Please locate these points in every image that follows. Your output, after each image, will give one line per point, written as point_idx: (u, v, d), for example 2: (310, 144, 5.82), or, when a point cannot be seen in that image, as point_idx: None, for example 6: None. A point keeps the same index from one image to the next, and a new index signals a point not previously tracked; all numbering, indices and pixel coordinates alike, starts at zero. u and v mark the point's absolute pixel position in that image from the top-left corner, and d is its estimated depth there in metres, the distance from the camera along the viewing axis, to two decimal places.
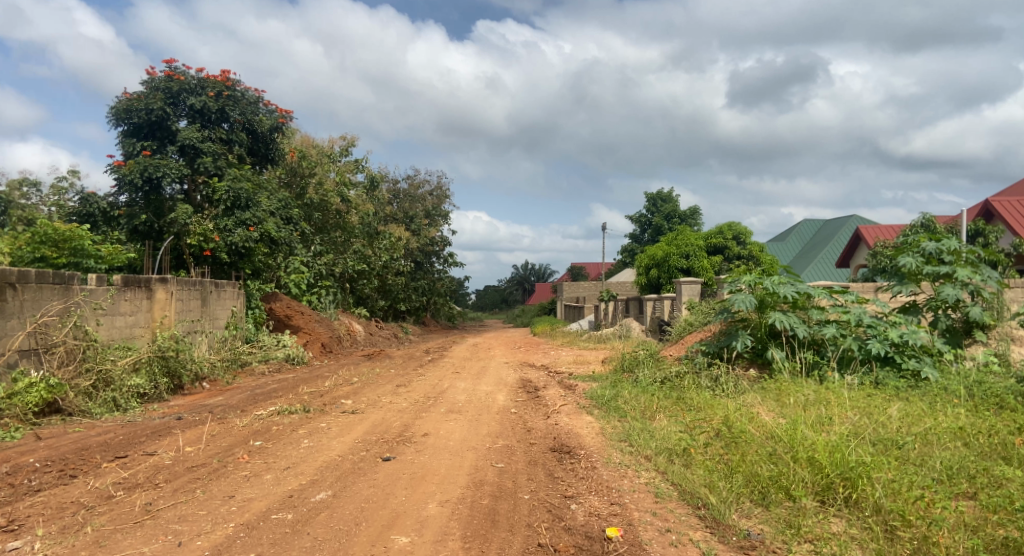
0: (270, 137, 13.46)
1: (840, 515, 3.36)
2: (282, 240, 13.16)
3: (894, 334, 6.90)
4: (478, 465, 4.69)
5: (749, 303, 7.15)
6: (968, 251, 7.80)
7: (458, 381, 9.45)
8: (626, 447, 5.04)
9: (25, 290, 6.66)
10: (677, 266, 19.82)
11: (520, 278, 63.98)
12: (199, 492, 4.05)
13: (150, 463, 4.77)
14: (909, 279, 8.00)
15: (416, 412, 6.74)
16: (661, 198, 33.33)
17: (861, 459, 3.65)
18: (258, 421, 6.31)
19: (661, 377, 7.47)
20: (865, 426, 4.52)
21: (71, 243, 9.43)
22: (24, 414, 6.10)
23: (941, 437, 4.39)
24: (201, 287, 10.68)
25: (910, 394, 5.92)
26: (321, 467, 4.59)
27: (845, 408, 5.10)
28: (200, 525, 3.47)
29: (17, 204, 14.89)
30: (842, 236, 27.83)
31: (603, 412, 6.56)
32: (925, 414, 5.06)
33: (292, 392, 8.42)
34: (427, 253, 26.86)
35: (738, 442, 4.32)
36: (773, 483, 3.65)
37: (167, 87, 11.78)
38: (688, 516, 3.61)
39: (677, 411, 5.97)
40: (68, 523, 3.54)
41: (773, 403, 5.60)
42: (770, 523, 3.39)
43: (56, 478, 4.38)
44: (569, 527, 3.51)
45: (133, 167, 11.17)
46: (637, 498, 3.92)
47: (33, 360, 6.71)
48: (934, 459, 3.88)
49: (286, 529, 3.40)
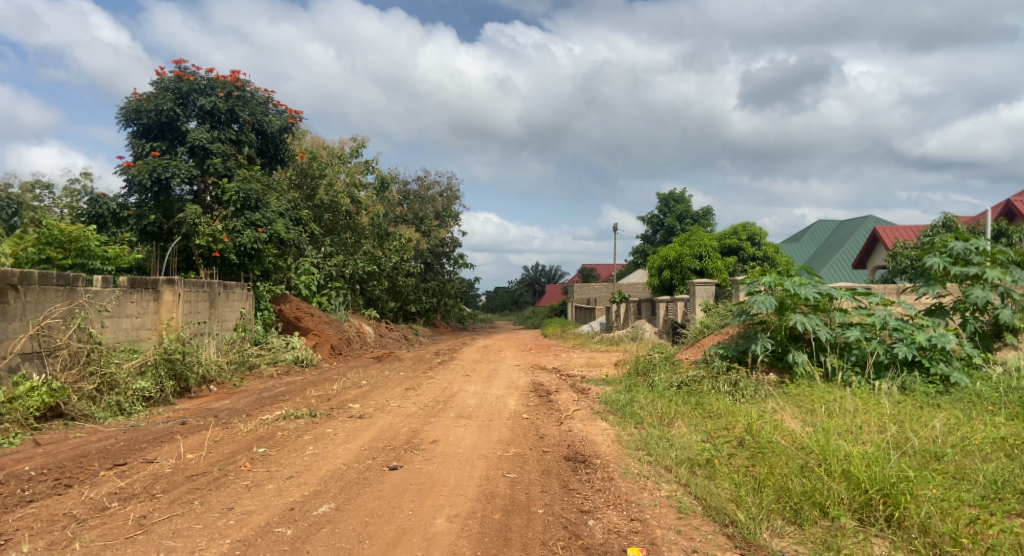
0: (281, 138, 13.32)
1: (883, 536, 3.10)
2: (291, 241, 12.98)
3: (921, 336, 6.54)
4: (489, 475, 4.47)
5: (769, 305, 6.88)
6: (997, 252, 7.47)
7: (468, 384, 9.26)
8: (644, 457, 4.80)
9: (28, 292, 6.54)
10: (690, 267, 19.54)
11: (531, 279, 63.71)
12: (196, 504, 3.85)
13: (149, 471, 4.59)
14: (936, 280, 7.62)
15: (425, 418, 6.53)
16: (674, 199, 32.98)
17: (903, 473, 3.37)
18: (264, 427, 6.13)
19: (678, 381, 7.22)
20: (901, 437, 4.22)
21: (77, 244, 9.36)
22: (25, 419, 5.96)
23: (981, 447, 4.08)
24: (210, 288, 10.55)
25: (943, 402, 5.59)
26: (326, 477, 4.39)
27: (880, 416, 4.80)
28: (195, 541, 3.27)
29: (29, 206, 14.85)
30: (859, 237, 27.32)
31: (618, 418, 6.32)
32: (963, 423, 4.75)
33: (299, 395, 8.27)
34: (436, 254, 26.74)
35: (765, 454, 4.05)
36: (807, 499, 3.41)
37: (176, 88, 11.63)
38: (715, 534, 3.37)
39: (696, 418, 5.71)
40: (56, 538, 3.35)
41: (799, 409, 5.33)
42: (806, 544, 3.13)
43: (50, 488, 4.22)
44: (587, 546, 3.27)
45: (142, 167, 11.01)
46: (659, 514, 3.69)
47: (36, 363, 6.56)
48: (978, 473, 3.60)
49: (284, 547, 3.19)
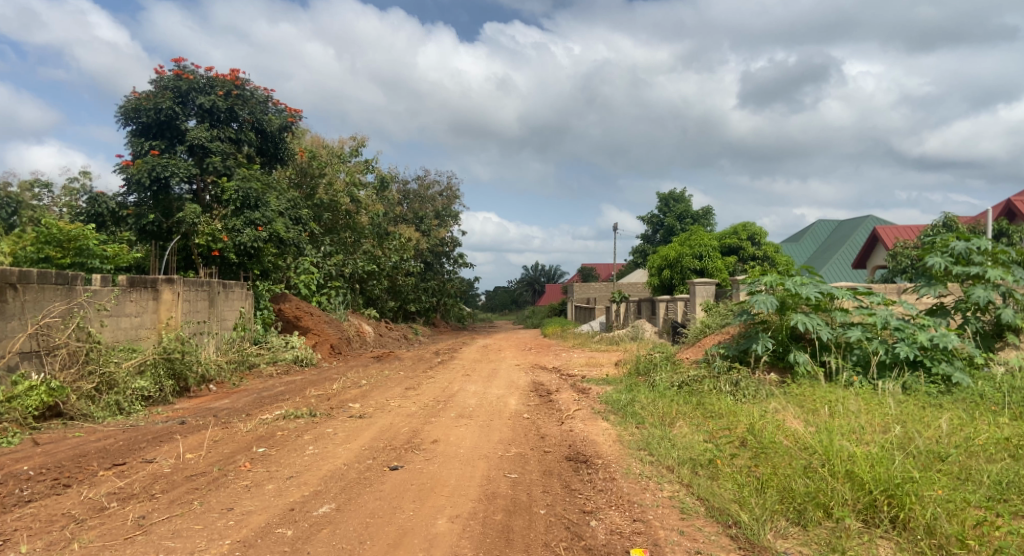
0: (280, 137, 13.27)
1: (888, 537, 3.08)
2: (291, 240, 12.95)
3: (923, 336, 6.52)
4: (490, 475, 4.45)
5: (770, 305, 6.85)
6: (999, 251, 7.43)
7: (468, 384, 9.23)
8: (646, 457, 4.78)
9: (26, 291, 6.51)
10: (690, 267, 19.53)
11: (530, 279, 63.68)
12: (196, 504, 3.83)
13: (148, 471, 4.56)
14: (937, 279, 7.59)
15: (425, 417, 6.50)
16: (674, 198, 32.97)
17: (907, 474, 3.35)
18: (264, 426, 6.10)
19: (679, 381, 7.20)
20: (905, 437, 4.19)
21: (76, 243, 9.34)
22: (23, 418, 5.93)
23: (985, 448, 4.06)
24: (209, 288, 10.51)
25: (945, 402, 5.57)
26: (326, 477, 4.36)
27: (883, 416, 4.77)
28: (194, 542, 3.24)
29: (28, 205, 14.81)
30: (858, 237, 27.29)
31: (620, 417, 6.30)
32: (967, 423, 4.73)
33: (299, 395, 8.24)
34: (436, 254, 26.70)
35: (768, 454, 4.02)
36: (811, 500, 3.39)
37: (176, 86, 11.60)
38: (719, 536, 3.35)
39: (698, 418, 5.69)
40: (54, 538, 3.33)
41: (801, 409, 5.31)
42: (811, 545, 3.11)
43: (48, 488, 4.19)
44: (590, 547, 3.25)
45: (141, 166, 10.96)
46: (662, 515, 3.67)
47: (34, 362, 6.53)
48: (983, 474, 3.58)
49: (284, 548, 3.16)
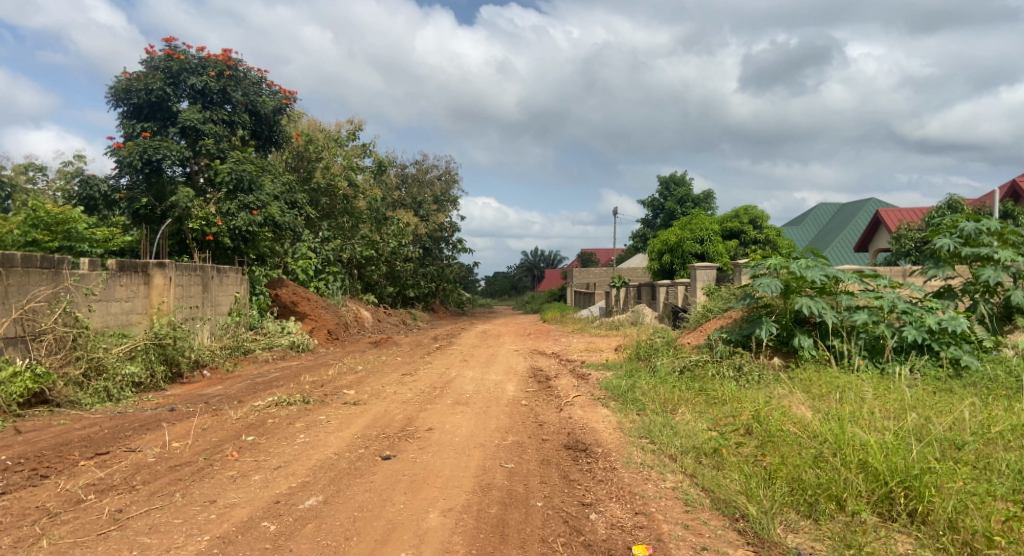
0: (274, 119, 12.92)
1: (906, 532, 2.91)
2: (287, 225, 12.62)
3: (931, 319, 6.32)
4: (486, 465, 4.28)
5: (774, 288, 6.60)
6: (1009, 231, 7.18)
7: (466, 370, 9.05)
8: (648, 446, 4.60)
9: (9, 276, 6.30)
10: (691, 251, 19.29)
11: (530, 265, 63.45)
12: (177, 496, 3.66)
13: (131, 461, 4.39)
14: (946, 262, 7.36)
15: (420, 404, 6.33)
16: (674, 181, 32.65)
17: (923, 464, 3.17)
18: (254, 414, 5.91)
19: (680, 366, 7.02)
20: (919, 424, 3.99)
21: (64, 227, 9.22)
22: (7, 405, 5.77)
23: (1002, 436, 3.86)
24: (202, 273, 10.28)
25: (960, 388, 5.37)
26: (315, 467, 4.19)
27: (895, 403, 4.56)
28: (171, 538, 3.07)
29: (21, 188, 14.57)
30: (860, 220, 27.03)
31: (620, 404, 6.14)
32: (981, 410, 4.54)
33: (294, 381, 8.05)
34: (435, 240, 26.38)
35: (776, 443, 3.85)
36: (822, 492, 3.22)
37: (167, 67, 11.31)
38: (726, 530, 3.19)
39: (701, 404, 5.52)
40: (23, 535, 3.15)
41: (808, 395, 5.13)
42: (824, 541, 2.93)
43: (25, 479, 4.02)
44: (590, 543, 3.08)
45: (132, 148, 10.72)
46: (665, 507, 3.50)
47: (19, 347, 6.34)
48: (1003, 462, 3.41)
49: (266, 545, 2.99)
